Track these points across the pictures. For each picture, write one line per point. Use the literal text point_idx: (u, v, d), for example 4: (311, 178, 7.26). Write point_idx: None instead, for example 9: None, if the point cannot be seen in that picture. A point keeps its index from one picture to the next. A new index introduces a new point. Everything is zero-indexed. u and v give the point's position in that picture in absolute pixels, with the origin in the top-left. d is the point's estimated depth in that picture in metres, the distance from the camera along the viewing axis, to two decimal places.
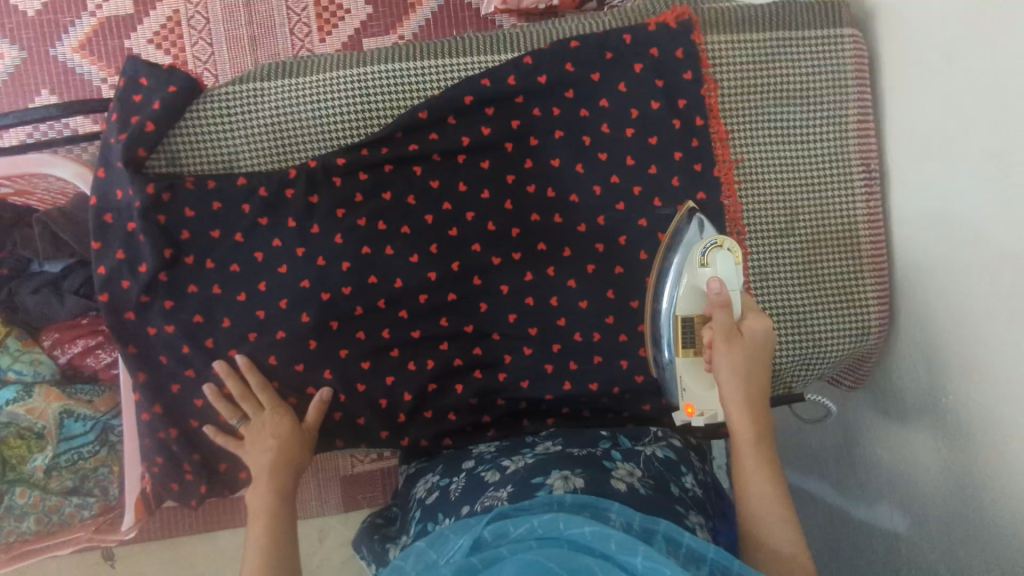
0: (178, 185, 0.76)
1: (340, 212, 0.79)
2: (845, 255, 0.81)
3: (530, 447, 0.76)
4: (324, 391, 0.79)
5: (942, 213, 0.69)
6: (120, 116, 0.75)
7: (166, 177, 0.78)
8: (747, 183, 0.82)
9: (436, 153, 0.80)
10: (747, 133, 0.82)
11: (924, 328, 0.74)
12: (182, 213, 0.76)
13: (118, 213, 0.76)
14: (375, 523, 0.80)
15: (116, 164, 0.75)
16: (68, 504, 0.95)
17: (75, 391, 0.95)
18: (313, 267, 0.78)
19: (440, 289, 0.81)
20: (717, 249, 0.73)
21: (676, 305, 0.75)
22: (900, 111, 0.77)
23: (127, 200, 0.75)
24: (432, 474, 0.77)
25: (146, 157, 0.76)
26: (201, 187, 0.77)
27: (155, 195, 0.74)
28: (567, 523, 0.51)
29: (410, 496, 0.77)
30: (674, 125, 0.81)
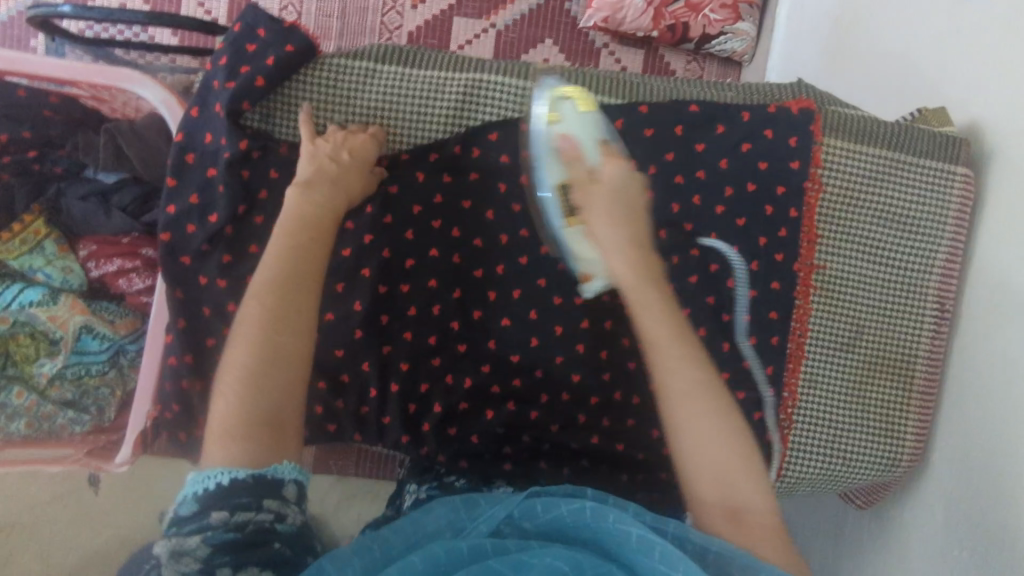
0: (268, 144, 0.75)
1: (415, 209, 0.78)
2: (895, 386, 0.81)
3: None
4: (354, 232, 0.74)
5: (1004, 383, 0.69)
6: (229, 61, 0.73)
7: (258, 133, 0.76)
8: (823, 291, 0.81)
9: (523, 176, 0.78)
10: (837, 242, 0.80)
11: (960, 480, 0.74)
12: (267, 174, 0.76)
13: (201, 154, 0.75)
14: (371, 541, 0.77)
15: (215, 108, 0.73)
16: (61, 415, 0.93)
17: (100, 307, 0.92)
18: (378, 258, 0.77)
19: (493, 311, 0.80)
20: (564, 102, 0.75)
21: (551, 177, 0.74)
22: (988, 257, 0.75)
23: (217, 147, 0.74)
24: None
25: (245, 110, 0.75)
26: (293, 152, 0.76)
27: (241, 150, 0.74)
28: (591, 515, 0.60)
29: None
30: (766, 210, 0.79)
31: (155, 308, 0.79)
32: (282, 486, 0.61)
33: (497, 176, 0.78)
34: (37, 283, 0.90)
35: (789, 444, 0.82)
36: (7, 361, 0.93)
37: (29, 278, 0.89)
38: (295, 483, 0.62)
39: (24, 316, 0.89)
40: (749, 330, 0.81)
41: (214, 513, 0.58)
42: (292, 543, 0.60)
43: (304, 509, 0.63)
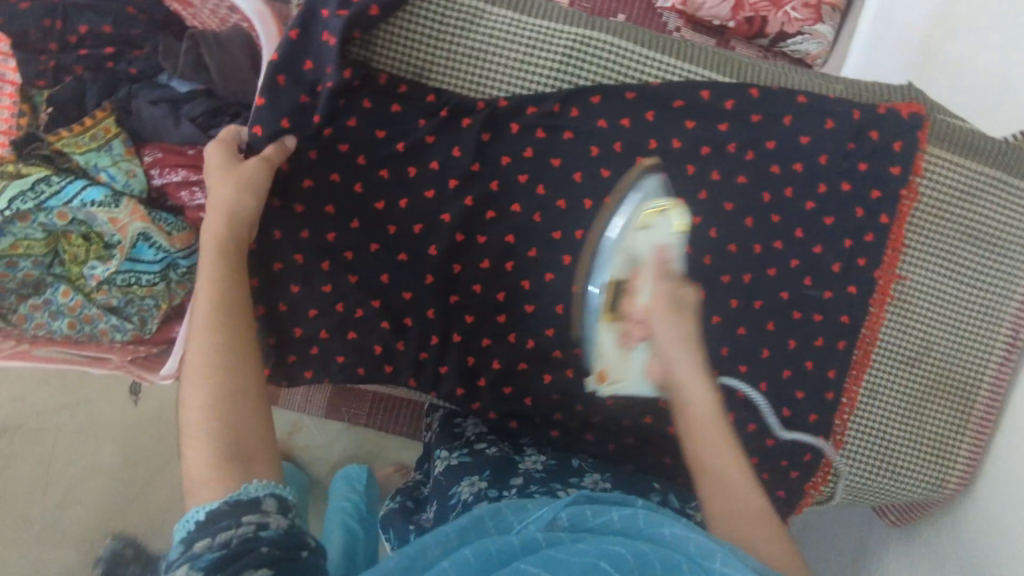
0: (368, 78, 0.73)
1: (505, 160, 0.76)
2: (954, 408, 0.81)
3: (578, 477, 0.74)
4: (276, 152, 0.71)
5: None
6: None
7: (360, 64, 0.73)
8: (900, 301, 0.79)
9: (619, 142, 0.76)
10: (922, 255, 0.79)
11: (1001, 502, 0.73)
12: (361, 108, 0.74)
13: (295, 77, 0.72)
14: (405, 506, 0.76)
15: (320, 35, 0.71)
16: (103, 321, 0.92)
17: (160, 218, 0.90)
18: (460, 205, 0.76)
19: (566, 272, 0.78)
20: (660, 215, 0.69)
21: (609, 272, 0.69)
22: None
23: (314, 75, 0.72)
24: (480, 478, 0.71)
25: (351, 39, 0.72)
26: (390, 88, 0.74)
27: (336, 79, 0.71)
28: (645, 525, 0.54)
29: (451, 493, 0.71)
30: (856, 213, 0.77)
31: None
32: (257, 503, 0.51)
33: (591, 138, 0.76)
34: (99, 183, 0.87)
35: (840, 449, 0.81)
36: (54, 260, 0.91)
37: (91, 177, 0.87)
38: (274, 496, 0.53)
39: (82, 216, 0.87)
40: (817, 331, 0.80)
41: (197, 542, 0.49)
42: (284, 548, 0.50)
43: (294, 520, 0.53)
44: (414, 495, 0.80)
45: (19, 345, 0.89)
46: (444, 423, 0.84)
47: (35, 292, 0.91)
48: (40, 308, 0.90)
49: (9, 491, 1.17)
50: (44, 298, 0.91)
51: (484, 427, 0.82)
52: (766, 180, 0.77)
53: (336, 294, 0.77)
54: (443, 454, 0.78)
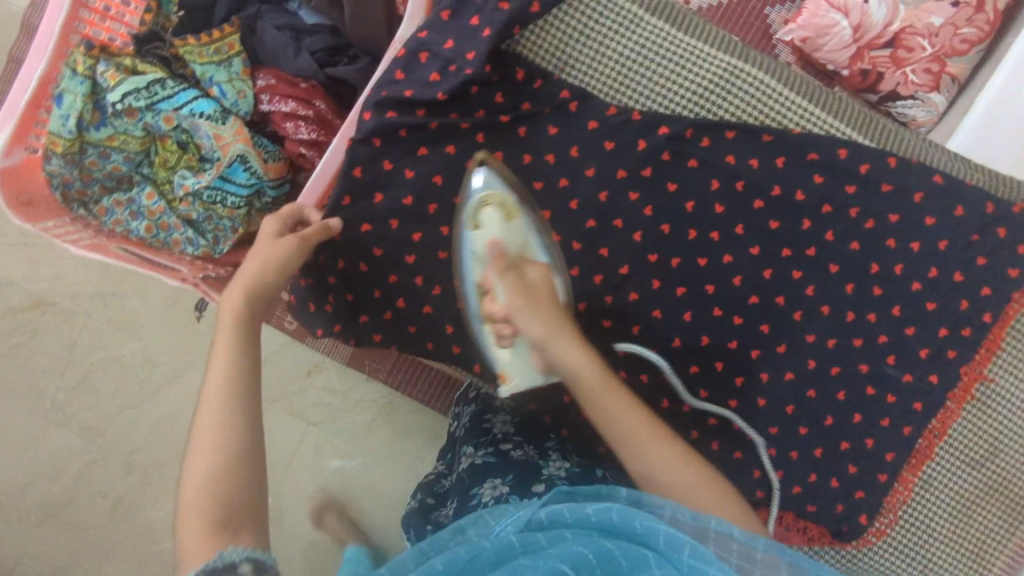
0: (507, 71, 0.75)
1: (621, 174, 0.76)
2: (1005, 520, 0.79)
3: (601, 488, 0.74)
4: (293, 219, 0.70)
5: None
6: None
7: (514, 56, 0.75)
8: (978, 403, 0.78)
9: (742, 182, 0.76)
10: (1013, 361, 0.77)
11: None
12: (491, 98, 0.75)
13: (434, 57, 0.73)
14: (425, 503, 0.80)
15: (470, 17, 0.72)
16: (179, 232, 0.92)
17: (260, 144, 0.89)
18: (563, 206, 0.77)
19: (652, 300, 0.78)
20: (484, 208, 0.69)
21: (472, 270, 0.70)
22: None
23: (453, 55, 0.72)
24: (503, 482, 0.73)
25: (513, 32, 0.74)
26: (526, 80, 0.76)
27: (476, 64, 0.72)
28: (618, 515, 0.54)
29: (472, 493, 0.73)
30: (961, 305, 0.75)
31: (323, 165, 0.76)
32: (233, 568, 0.50)
33: (714, 171, 0.76)
34: (210, 96, 0.86)
35: (881, 537, 0.79)
36: (145, 160, 0.91)
37: (204, 89, 0.86)
38: (251, 560, 0.51)
39: (187, 125, 0.86)
40: (888, 411, 0.77)
41: None
42: None
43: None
44: (434, 489, 0.83)
45: (97, 237, 0.90)
46: (473, 418, 0.84)
47: (120, 188, 0.92)
48: (122, 205, 0.90)
49: (39, 363, 1.18)
50: (128, 196, 0.91)
51: (513, 426, 0.83)
52: (872, 249, 0.76)
53: (421, 265, 0.76)
54: (467, 452, 0.79)
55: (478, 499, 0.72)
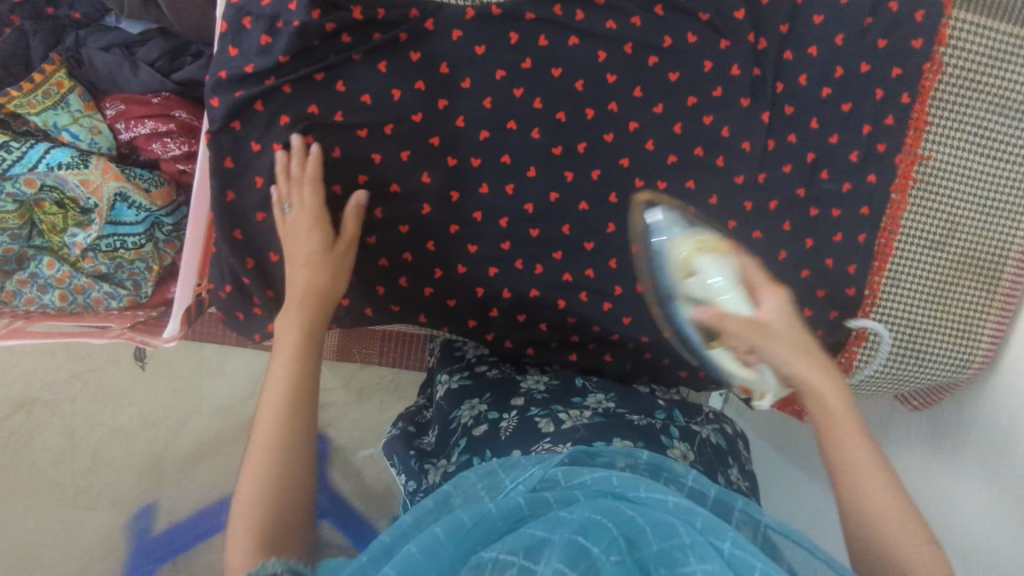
0: (343, 16, 0.65)
1: (499, 74, 0.70)
2: (981, 287, 0.78)
3: (581, 397, 0.76)
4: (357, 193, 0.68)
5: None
6: None
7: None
8: (924, 183, 0.75)
9: (630, 44, 0.70)
10: (947, 131, 0.74)
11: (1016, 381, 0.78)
12: (338, 42, 0.67)
13: (257, 18, 0.66)
14: (407, 430, 0.84)
15: None
16: (96, 289, 0.88)
17: (135, 174, 0.85)
18: (450, 125, 0.71)
19: (573, 195, 0.73)
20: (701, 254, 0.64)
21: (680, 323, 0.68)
22: None
23: (274, 10, 0.65)
24: (480, 401, 0.77)
25: None
26: (368, 16, 0.66)
27: (303, 19, 0.64)
28: (644, 488, 0.56)
29: (452, 418, 0.78)
30: (876, 94, 0.73)
31: (197, 180, 0.73)
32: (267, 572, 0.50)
33: (594, 40, 0.69)
34: (64, 143, 0.82)
35: (864, 343, 0.80)
36: (33, 232, 0.86)
37: (54, 138, 0.81)
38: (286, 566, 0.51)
39: (51, 181, 0.81)
40: (838, 225, 0.76)
41: None
42: None
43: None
44: (416, 419, 0.88)
45: (14, 321, 0.87)
46: (446, 348, 0.89)
47: (21, 268, 0.86)
48: (26, 282, 0.86)
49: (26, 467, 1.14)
50: (28, 271, 0.86)
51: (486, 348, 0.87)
52: (777, 69, 0.72)
53: None
54: (443, 378, 0.83)
55: (458, 421, 0.77)
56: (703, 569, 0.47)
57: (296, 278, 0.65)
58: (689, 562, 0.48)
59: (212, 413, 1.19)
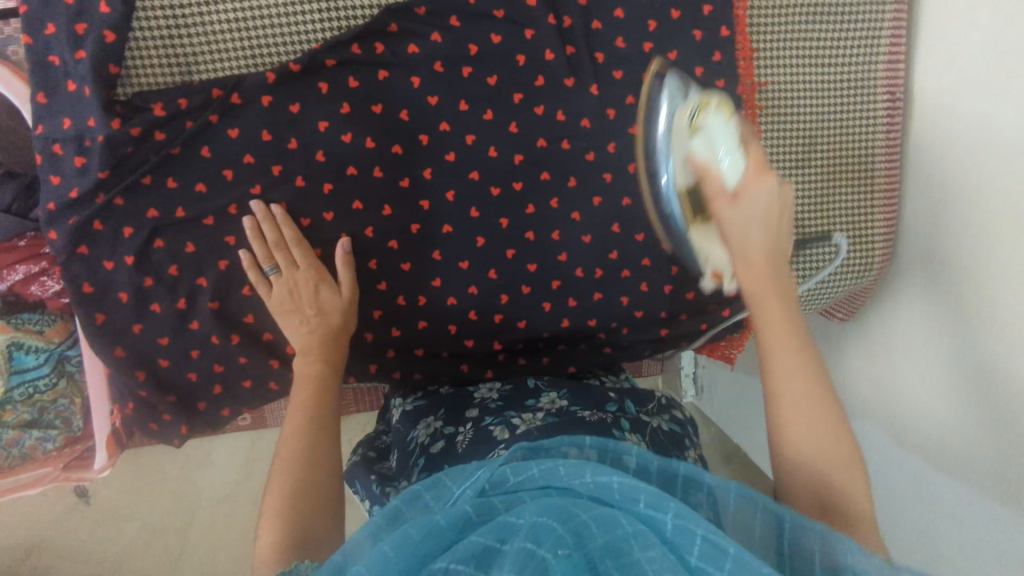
0: (146, 116, 0.65)
1: (322, 127, 0.69)
2: (857, 189, 0.79)
3: (535, 400, 0.74)
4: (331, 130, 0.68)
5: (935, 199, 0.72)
6: (68, 27, 0.62)
7: (141, 97, 0.65)
8: (768, 107, 0.76)
9: (439, 61, 0.69)
10: (773, 52, 0.75)
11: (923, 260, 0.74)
12: (153, 142, 0.66)
13: (66, 142, 0.65)
14: (367, 457, 0.79)
15: (81, 90, 0.64)
16: (28, 437, 0.88)
17: (22, 320, 0.84)
18: (292, 188, 0.70)
19: (434, 220, 0.74)
20: (705, 114, 0.63)
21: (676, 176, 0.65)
22: (932, 33, 0.72)
23: (78, 130, 0.65)
24: (435, 418, 0.74)
25: (118, 73, 0.64)
26: (171, 110, 0.65)
27: (107, 133, 0.64)
28: (594, 470, 0.48)
29: (409, 439, 0.73)
30: (695, 34, 0.73)
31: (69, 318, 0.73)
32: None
33: (403, 69, 0.69)
34: None
35: None
36: None
37: None
38: None
39: None
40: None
41: None
42: None
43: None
44: (376, 445, 0.82)
45: None
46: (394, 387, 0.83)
47: None
48: None
49: None
50: None
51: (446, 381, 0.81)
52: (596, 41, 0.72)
53: (210, 326, 0.73)
54: (398, 403, 0.79)
55: (415, 442, 0.72)
56: (647, 558, 0.42)
57: (307, 366, 0.66)
58: (633, 551, 0.42)
59: (202, 508, 1.19)
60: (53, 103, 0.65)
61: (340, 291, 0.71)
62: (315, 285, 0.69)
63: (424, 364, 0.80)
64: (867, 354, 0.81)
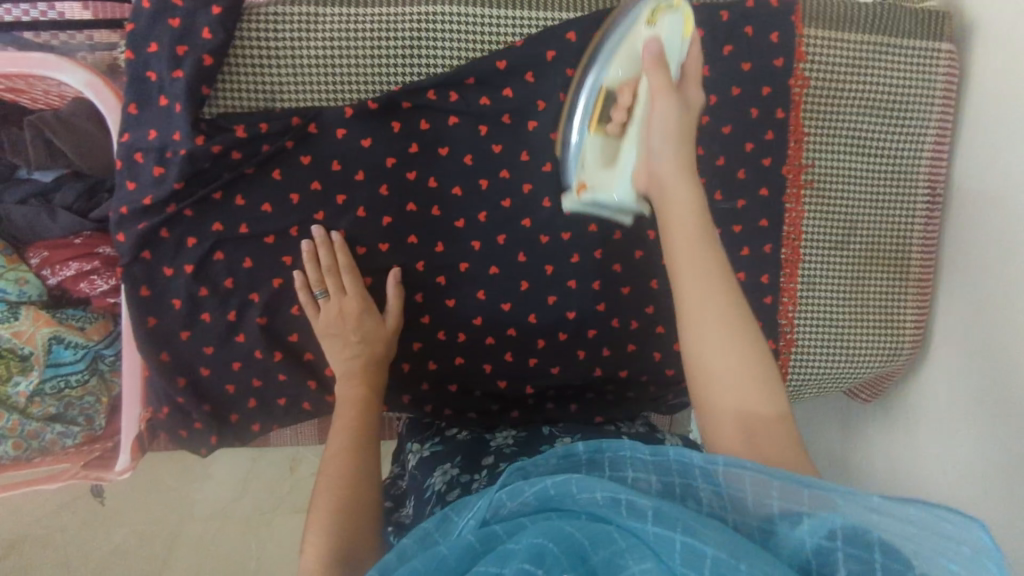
0: (227, 136, 0.68)
1: (389, 162, 0.72)
2: (892, 275, 0.82)
3: (549, 445, 0.75)
4: (396, 272, 0.74)
5: (971, 298, 0.76)
6: (167, 46, 0.65)
7: (225, 118, 0.69)
8: (815, 189, 0.79)
9: (507, 114, 0.73)
10: (825, 138, 0.78)
11: (959, 356, 0.78)
12: (229, 161, 0.69)
13: (149, 152, 0.69)
14: (384, 506, 0.80)
15: (171, 106, 0.67)
16: (50, 430, 0.88)
17: (66, 316, 0.87)
18: (352, 216, 0.73)
19: (482, 262, 0.77)
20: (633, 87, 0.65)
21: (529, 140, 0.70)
22: (977, 140, 0.76)
23: (162, 142, 0.68)
24: (450, 465, 0.73)
25: (208, 94, 0.68)
26: (252, 133, 0.69)
27: (189, 149, 0.67)
28: (579, 485, 0.49)
29: (425, 487, 0.73)
30: (751, 113, 0.76)
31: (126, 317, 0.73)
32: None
33: (472, 117, 0.73)
34: None
35: (792, 347, 0.82)
36: None
37: None
38: None
39: None
40: (742, 241, 0.79)
41: None
42: None
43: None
44: (392, 493, 0.83)
45: None
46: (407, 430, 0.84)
47: None
48: None
49: None
50: None
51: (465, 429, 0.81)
52: None
53: (255, 341, 0.74)
54: (414, 448, 0.79)
55: (431, 489, 0.72)
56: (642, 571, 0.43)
57: (348, 390, 0.68)
58: (628, 565, 0.44)
59: (201, 519, 1.19)
60: (141, 114, 0.68)
61: (383, 322, 0.72)
62: (360, 312, 0.70)
63: (442, 407, 0.81)
64: (896, 445, 0.85)
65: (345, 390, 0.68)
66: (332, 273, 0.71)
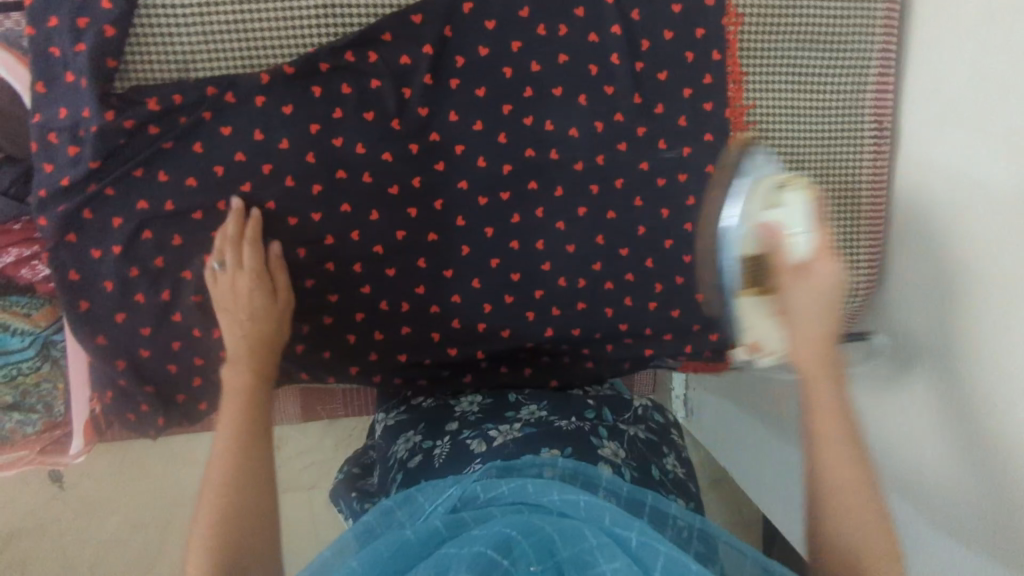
0: (141, 110, 0.66)
1: (313, 128, 0.70)
2: (844, 215, 0.80)
3: (515, 411, 0.75)
4: (275, 245, 0.70)
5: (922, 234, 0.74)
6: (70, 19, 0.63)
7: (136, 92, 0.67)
8: (757, 131, 0.77)
9: (429, 75, 0.71)
10: (764, 76, 0.76)
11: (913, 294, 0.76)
12: (146, 135, 0.67)
13: (62, 131, 0.67)
14: (351, 473, 0.81)
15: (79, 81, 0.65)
16: (8, 419, 0.89)
17: (11, 303, 0.85)
18: (280, 187, 0.71)
19: (418, 228, 0.75)
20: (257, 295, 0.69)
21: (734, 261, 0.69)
22: (923, 71, 0.74)
23: (75, 120, 0.66)
24: (414, 432, 0.75)
25: (116, 67, 0.66)
26: (166, 106, 0.67)
27: (100, 125, 0.66)
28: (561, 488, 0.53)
29: (389, 455, 0.75)
30: (685, 57, 0.74)
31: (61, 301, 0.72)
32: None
33: (395, 76, 0.71)
34: None
35: None
36: None
37: None
38: None
39: None
40: (685, 191, 0.77)
41: None
42: None
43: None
44: (363, 459, 0.84)
45: None
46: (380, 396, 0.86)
47: None
48: None
49: None
50: None
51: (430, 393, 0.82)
52: (590, 56, 0.73)
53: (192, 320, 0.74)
54: (381, 417, 0.81)
55: (395, 456, 0.74)
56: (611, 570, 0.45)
57: (235, 377, 0.66)
58: (599, 563, 0.46)
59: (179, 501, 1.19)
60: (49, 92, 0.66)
61: (276, 299, 0.69)
62: (251, 290, 0.67)
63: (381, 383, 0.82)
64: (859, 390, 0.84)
65: (233, 377, 0.66)
66: (234, 245, 0.68)
